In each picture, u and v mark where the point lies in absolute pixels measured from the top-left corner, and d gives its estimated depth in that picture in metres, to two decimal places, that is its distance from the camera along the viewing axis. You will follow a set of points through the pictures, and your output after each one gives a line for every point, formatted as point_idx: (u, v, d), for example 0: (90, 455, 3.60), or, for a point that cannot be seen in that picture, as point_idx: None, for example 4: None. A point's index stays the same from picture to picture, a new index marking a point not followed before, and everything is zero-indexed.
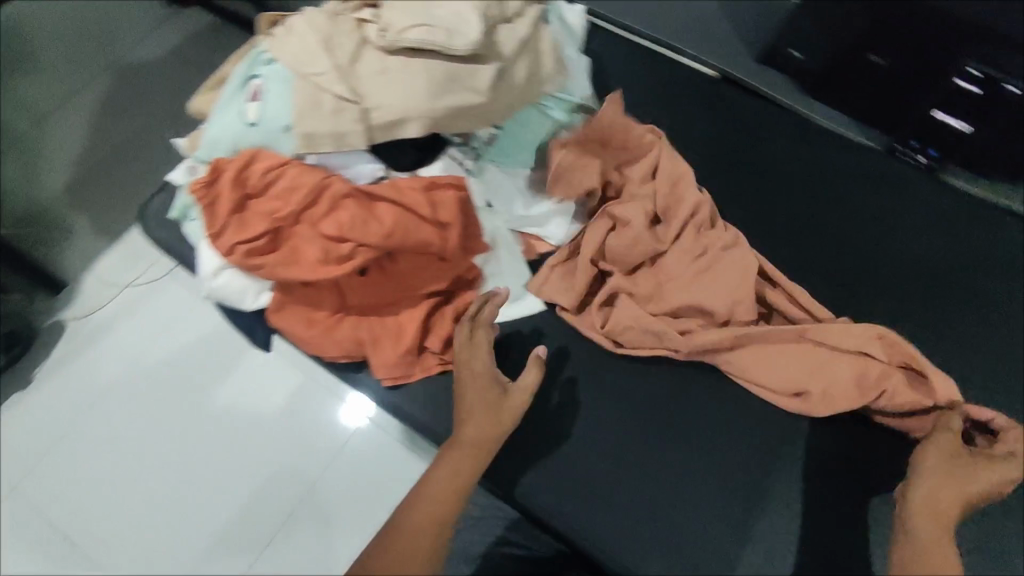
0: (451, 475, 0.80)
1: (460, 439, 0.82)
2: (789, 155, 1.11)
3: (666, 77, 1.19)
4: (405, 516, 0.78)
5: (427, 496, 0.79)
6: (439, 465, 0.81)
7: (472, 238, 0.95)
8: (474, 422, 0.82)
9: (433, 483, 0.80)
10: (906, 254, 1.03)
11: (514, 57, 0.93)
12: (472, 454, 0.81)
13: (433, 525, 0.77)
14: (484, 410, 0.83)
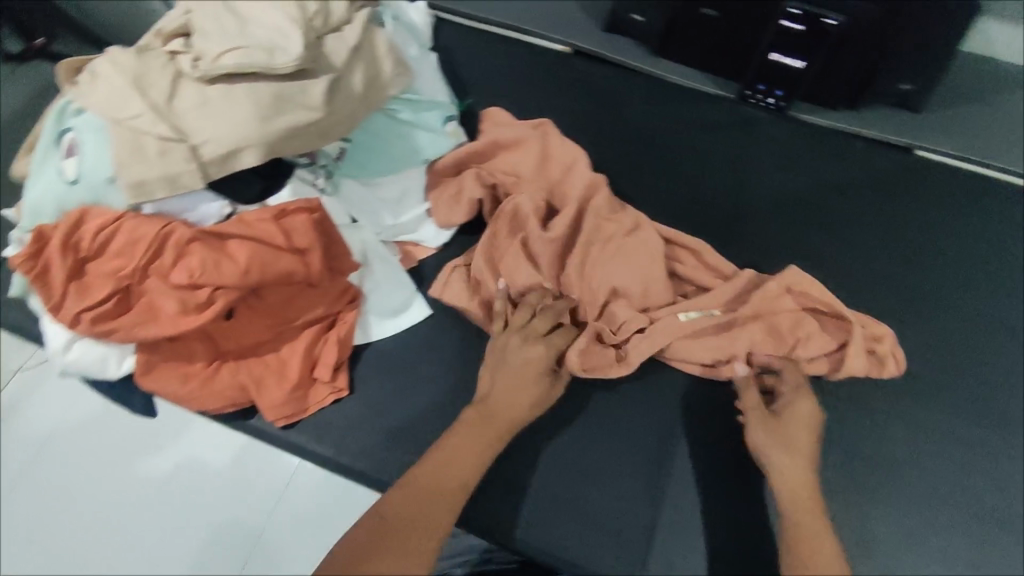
0: (474, 442, 0.80)
1: (487, 408, 0.83)
2: (648, 120, 1.13)
3: (519, 65, 1.18)
4: (422, 472, 0.76)
5: (447, 455, 0.78)
6: (462, 429, 0.81)
7: (341, 259, 0.91)
8: (510, 400, 0.83)
9: (452, 444, 0.79)
10: (770, 196, 1.06)
11: (347, 67, 0.89)
12: (497, 425, 0.82)
13: (454, 482, 0.76)
14: (521, 391, 0.85)
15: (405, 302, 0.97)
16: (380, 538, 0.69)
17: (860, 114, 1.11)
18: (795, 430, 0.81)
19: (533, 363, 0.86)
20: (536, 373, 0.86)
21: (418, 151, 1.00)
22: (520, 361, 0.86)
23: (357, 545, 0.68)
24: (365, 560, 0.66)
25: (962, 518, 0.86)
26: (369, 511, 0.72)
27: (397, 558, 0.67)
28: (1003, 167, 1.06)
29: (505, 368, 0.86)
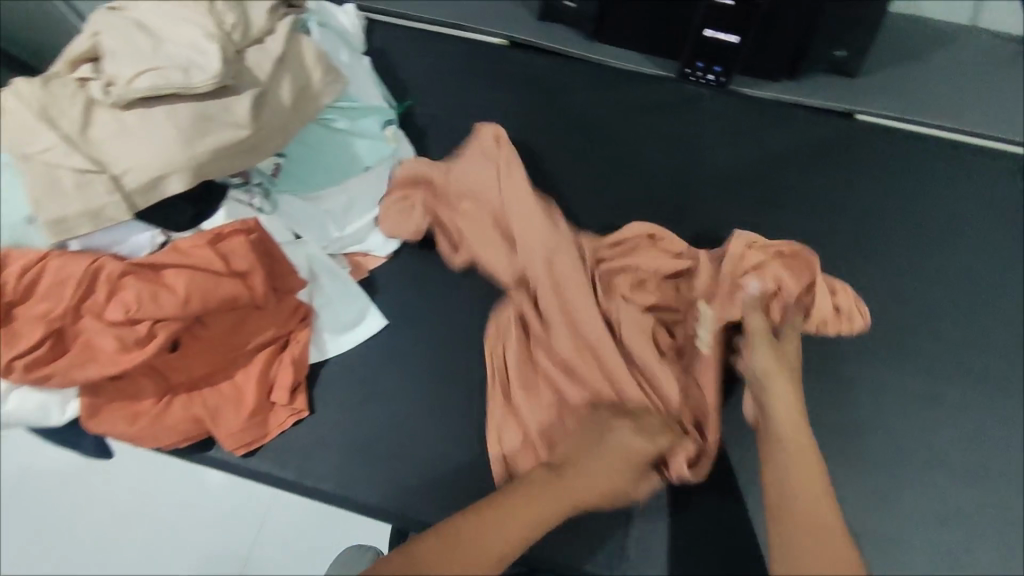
0: (536, 507, 0.75)
1: (562, 479, 0.79)
2: (591, 107, 1.12)
3: (456, 62, 1.16)
4: (475, 524, 0.70)
5: (502, 510, 0.73)
6: (527, 492, 0.76)
7: (287, 279, 0.88)
8: (585, 480, 0.80)
9: (512, 504, 0.74)
10: (718, 173, 1.06)
11: (273, 79, 0.86)
12: (562, 498, 0.77)
13: (503, 542, 0.70)
14: (608, 477, 0.81)
15: (359, 314, 0.95)
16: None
17: (799, 83, 1.11)
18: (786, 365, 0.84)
19: (630, 451, 0.82)
20: (629, 461, 0.82)
21: (359, 159, 0.97)
22: (615, 442, 0.82)
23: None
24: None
25: (930, 474, 0.87)
26: (412, 545, 0.65)
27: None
28: (943, 123, 1.07)
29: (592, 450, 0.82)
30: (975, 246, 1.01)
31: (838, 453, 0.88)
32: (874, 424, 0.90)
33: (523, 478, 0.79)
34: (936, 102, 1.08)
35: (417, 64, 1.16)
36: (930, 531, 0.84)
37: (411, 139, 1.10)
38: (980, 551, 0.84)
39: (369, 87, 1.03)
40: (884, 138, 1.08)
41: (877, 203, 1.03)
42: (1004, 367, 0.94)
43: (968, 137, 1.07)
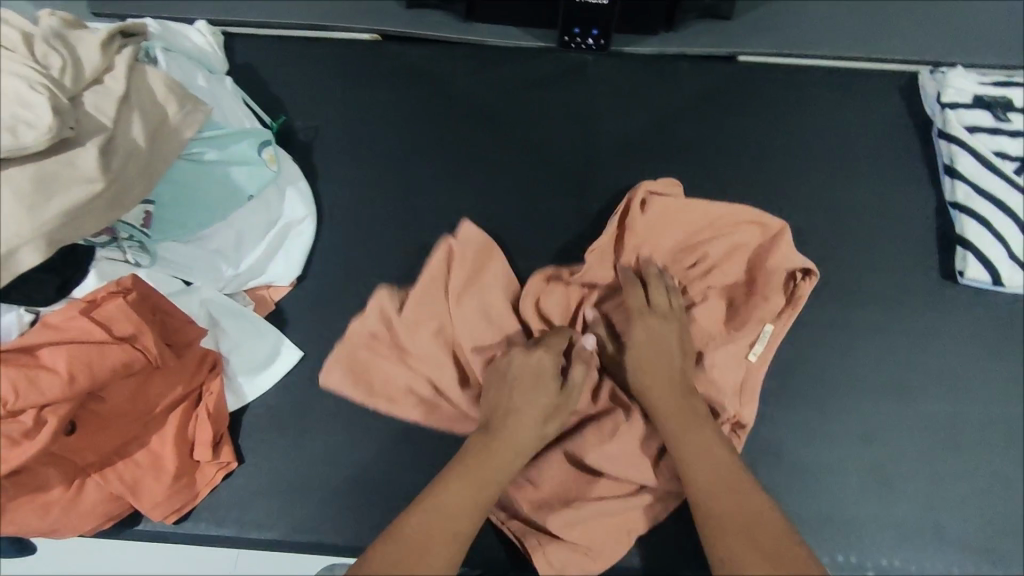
0: (482, 480, 0.75)
1: (497, 440, 0.78)
2: (477, 92, 1.08)
3: (327, 66, 1.10)
4: (432, 512, 0.71)
5: (450, 490, 0.73)
6: (469, 474, 0.75)
7: (183, 332, 0.83)
8: (519, 433, 0.79)
9: (464, 482, 0.74)
10: (615, 138, 1.04)
11: (120, 122, 0.79)
12: (506, 460, 0.78)
13: (459, 524, 0.71)
14: (535, 405, 0.80)
15: (273, 350, 0.91)
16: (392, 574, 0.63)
17: (678, 33, 1.10)
18: (666, 347, 0.83)
19: (542, 372, 0.82)
20: (549, 391, 0.81)
21: (239, 189, 0.91)
22: (527, 387, 0.81)
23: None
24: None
25: (859, 399, 0.89)
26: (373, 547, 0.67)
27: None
28: (821, 52, 1.08)
29: (514, 404, 0.80)
30: (873, 167, 1.02)
31: (771, 394, 0.89)
32: (798, 358, 0.91)
33: (461, 451, 0.78)
34: (809, 30, 1.09)
35: (286, 74, 1.10)
36: (865, 453, 0.87)
37: (296, 155, 1.04)
38: (911, 457, 0.87)
39: (234, 111, 0.97)
40: (765, 73, 1.08)
41: (769, 137, 1.04)
42: (916, 282, 0.95)
43: (844, 57, 1.08)
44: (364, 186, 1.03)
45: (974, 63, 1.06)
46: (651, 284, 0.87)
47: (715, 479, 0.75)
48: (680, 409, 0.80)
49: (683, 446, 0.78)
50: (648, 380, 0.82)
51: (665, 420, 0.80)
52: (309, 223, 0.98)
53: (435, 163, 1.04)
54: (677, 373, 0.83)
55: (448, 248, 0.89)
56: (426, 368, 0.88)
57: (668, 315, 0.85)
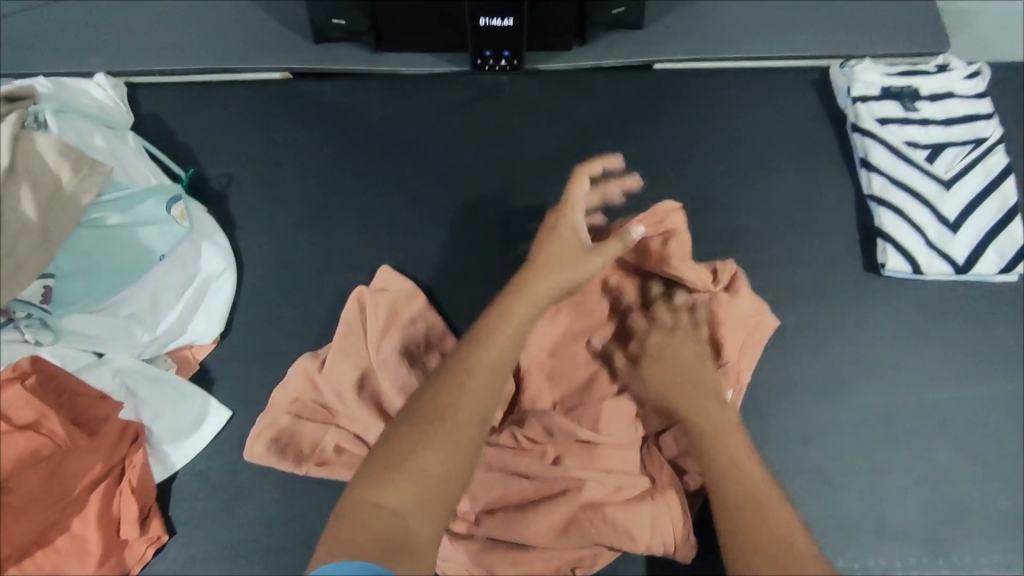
0: (513, 318, 0.76)
1: (523, 282, 0.79)
2: (393, 124, 1.06)
3: (237, 109, 1.07)
4: (467, 355, 0.72)
5: (489, 336, 0.74)
6: (501, 313, 0.76)
7: (97, 407, 0.80)
8: (551, 275, 0.80)
9: (493, 322, 0.76)
10: (537, 159, 1.03)
11: (7, 197, 0.75)
12: (536, 298, 0.78)
13: (495, 360, 0.73)
14: (565, 256, 0.82)
15: (200, 412, 0.87)
16: (421, 430, 0.66)
17: (592, 47, 1.09)
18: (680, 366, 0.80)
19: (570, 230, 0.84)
20: (575, 243, 0.83)
21: (149, 250, 0.88)
22: (552, 238, 0.84)
23: (401, 438, 0.65)
24: (407, 455, 0.64)
25: (796, 402, 0.89)
26: (406, 404, 0.69)
27: (443, 452, 0.65)
28: (734, 53, 1.08)
29: (536, 257, 0.82)
30: (793, 165, 1.02)
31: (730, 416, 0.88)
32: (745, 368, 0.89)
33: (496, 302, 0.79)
34: (722, 31, 1.09)
35: (195, 121, 1.06)
36: (804, 456, 0.87)
37: (211, 206, 1.01)
38: (849, 456, 0.87)
39: (138, 168, 0.94)
40: (682, 79, 1.07)
41: (689, 144, 1.03)
42: (842, 277, 0.95)
43: (757, 55, 1.08)
44: (283, 231, 1.00)
45: (883, 52, 1.07)
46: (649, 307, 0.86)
47: (735, 467, 0.72)
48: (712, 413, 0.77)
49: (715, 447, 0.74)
50: (678, 394, 0.79)
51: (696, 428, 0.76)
52: (229, 275, 0.95)
53: (355, 201, 1.01)
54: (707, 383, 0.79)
55: (361, 299, 0.91)
56: (354, 426, 0.88)
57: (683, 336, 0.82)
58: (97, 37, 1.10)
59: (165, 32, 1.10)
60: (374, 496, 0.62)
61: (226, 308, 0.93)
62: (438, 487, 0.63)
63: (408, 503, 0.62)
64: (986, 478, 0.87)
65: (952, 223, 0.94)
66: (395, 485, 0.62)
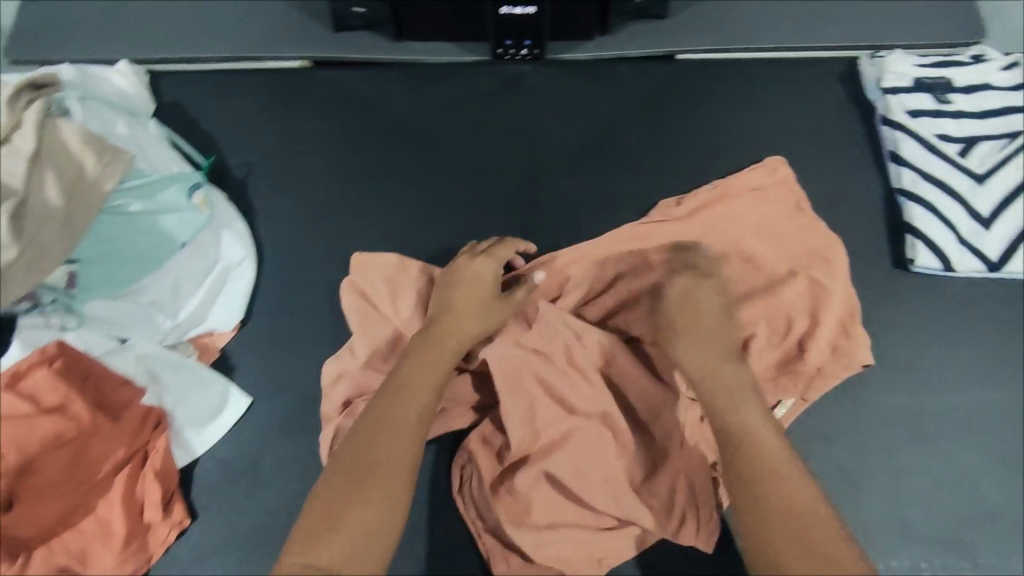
0: (431, 363, 0.79)
1: (436, 334, 0.81)
2: (414, 113, 1.05)
3: (259, 98, 1.07)
4: (384, 404, 0.75)
5: (405, 380, 0.77)
6: (416, 357, 0.79)
7: (120, 392, 0.81)
8: (458, 322, 0.82)
9: (410, 369, 0.78)
10: (558, 150, 1.02)
11: (32, 181, 0.77)
12: (450, 346, 0.81)
13: (416, 407, 0.75)
14: (473, 304, 0.84)
15: (221, 398, 0.88)
16: (347, 486, 0.68)
17: (614, 37, 1.08)
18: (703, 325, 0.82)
19: (484, 278, 0.86)
20: (486, 291, 0.85)
21: (170, 237, 0.89)
22: (466, 286, 0.85)
23: (333, 492, 0.68)
24: (337, 512, 0.66)
25: (820, 400, 0.88)
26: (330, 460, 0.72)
27: (372, 503, 0.67)
28: (759, 44, 1.06)
29: (449, 300, 0.84)
30: (819, 158, 1.00)
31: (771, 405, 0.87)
32: (768, 364, 0.87)
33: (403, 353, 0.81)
34: (747, 23, 1.07)
35: (216, 110, 1.07)
36: (826, 454, 0.86)
37: (232, 194, 1.02)
38: (875, 455, 0.86)
39: (161, 155, 0.94)
40: (705, 71, 1.06)
41: (713, 136, 1.02)
42: (870, 273, 0.93)
43: (782, 47, 1.06)
44: (304, 221, 1.00)
45: (914, 44, 1.04)
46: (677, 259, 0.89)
47: (750, 434, 0.73)
48: (727, 368, 0.79)
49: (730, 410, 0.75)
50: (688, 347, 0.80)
51: (712, 392, 0.77)
52: (249, 263, 0.95)
53: (375, 191, 1.01)
54: (727, 332, 0.82)
55: (357, 291, 0.91)
56: None
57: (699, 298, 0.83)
58: (120, 26, 1.10)
59: (190, 22, 1.11)
60: (308, 558, 0.63)
61: (247, 295, 0.94)
62: (373, 537, 0.66)
63: (345, 561, 0.63)
64: (1016, 480, 0.85)
65: (985, 219, 0.92)
66: (327, 544, 0.64)
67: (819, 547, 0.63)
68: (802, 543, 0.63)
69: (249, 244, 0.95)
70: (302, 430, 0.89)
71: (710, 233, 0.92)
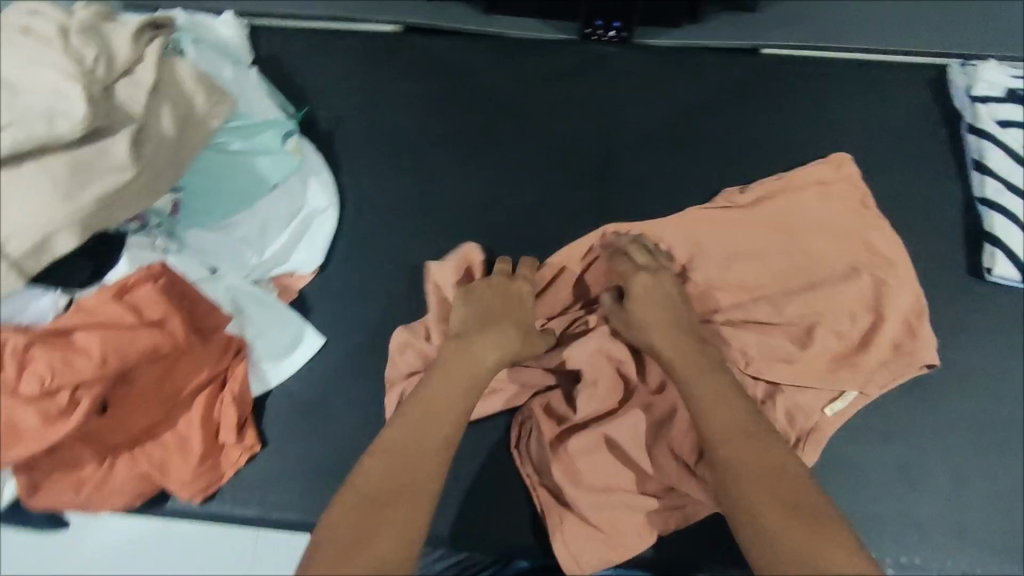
0: (453, 385, 0.76)
1: (465, 352, 0.79)
2: (498, 85, 1.08)
3: (350, 58, 1.11)
4: (406, 427, 0.70)
5: (428, 401, 0.73)
6: (441, 376, 0.76)
7: (211, 315, 0.86)
8: (492, 334, 0.81)
9: (431, 392, 0.74)
10: (637, 132, 1.04)
11: (150, 110, 0.81)
12: (476, 368, 0.78)
13: (438, 437, 0.70)
14: (505, 323, 0.83)
15: (297, 335, 0.93)
16: (365, 515, 0.61)
17: (701, 26, 1.10)
18: (672, 314, 0.84)
19: (520, 300, 0.88)
20: (523, 315, 0.86)
21: (263, 178, 0.92)
22: (502, 305, 0.86)
23: (347, 524, 0.61)
24: (356, 544, 0.59)
25: (885, 396, 0.89)
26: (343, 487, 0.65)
27: (394, 534, 0.60)
28: (845, 44, 1.07)
29: (480, 321, 0.83)
30: (898, 162, 1.00)
31: (831, 398, 0.87)
32: (834, 356, 0.88)
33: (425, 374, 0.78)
34: (836, 22, 1.08)
35: (308, 66, 1.11)
36: (885, 451, 0.87)
37: (319, 147, 1.06)
38: (936, 455, 0.87)
39: (259, 99, 0.97)
40: (790, 66, 1.06)
41: (793, 131, 1.03)
42: (942, 278, 0.94)
43: (869, 49, 1.06)
44: (387, 178, 1.04)
45: (1004, 57, 1.04)
46: (629, 249, 0.90)
47: (783, 469, 0.67)
48: (690, 354, 0.81)
49: (698, 394, 0.76)
50: (664, 336, 0.82)
51: (682, 381, 0.78)
52: (332, 212, 0.99)
53: (456, 155, 1.05)
54: (679, 320, 0.84)
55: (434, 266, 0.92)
56: None
57: (659, 287, 0.86)
58: None
59: None
60: None
61: (326, 240, 0.98)
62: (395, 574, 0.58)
63: None
64: None
65: None
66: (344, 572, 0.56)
67: (800, 511, 0.63)
68: (783, 513, 0.63)
69: (332, 194, 0.99)
70: (374, 374, 0.93)
71: (783, 223, 0.94)
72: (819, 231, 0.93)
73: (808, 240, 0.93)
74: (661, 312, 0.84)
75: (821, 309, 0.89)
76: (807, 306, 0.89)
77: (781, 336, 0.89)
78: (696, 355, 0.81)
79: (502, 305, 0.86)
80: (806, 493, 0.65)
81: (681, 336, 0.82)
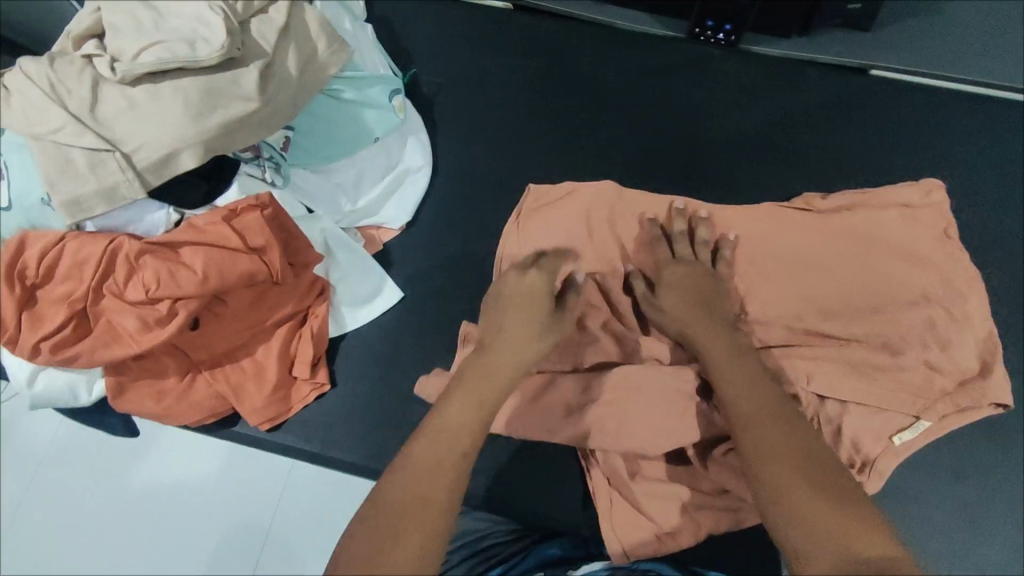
0: (441, 449, 0.65)
1: (476, 373, 0.75)
2: (600, 72, 1.09)
3: (457, 27, 1.13)
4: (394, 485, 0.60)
5: (412, 463, 0.62)
6: (426, 436, 0.66)
7: (303, 253, 0.88)
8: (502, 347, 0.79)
9: (416, 457, 0.63)
10: (733, 135, 1.04)
11: (279, 48, 0.84)
12: (484, 390, 0.73)
13: (430, 511, 0.58)
14: (521, 324, 0.81)
15: (377, 285, 0.96)
16: None
17: (811, 39, 1.08)
18: (704, 296, 0.84)
19: (535, 291, 0.84)
20: (540, 311, 0.82)
21: (368, 130, 0.95)
22: (515, 301, 0.83)
23: None
24: None
25: (953, 436, 0.90)
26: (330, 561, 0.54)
27: None
28: (960, 73, 1.04)
29: (491, 332, 0.81)
30: (995, 200, 1.00)
31: (908, 424, 0.86)
32: (914, 385, 0.86)
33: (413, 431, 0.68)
34: (954, 51, 1.05)
35: (417, 31, 1.13)
36: (952, 489, 0.87)
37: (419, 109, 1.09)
38: (998, 497, 0.87)
39: (372, 55, 1.00)
40: (897, 90, 1.05)
41: (893, 154, 1.02)
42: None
43: (985, 81, 1.04)
44: (482, 146, 1.06)
45: None
46: (674, 239, 0.91)
47: (804, 452, 0.65)
48: (721, 337, 0.80)
49: (727, 380, 0.75)
50: (695, 322, 0.82)
51: (711, 367, 0.78)
52: (426, 172, 1.02)
53: (552, 133, 1.06)
54: (712, 307, 0.83)
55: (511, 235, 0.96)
56: None
57: (692, 276, 0.86)
58: None
59: None
60: None
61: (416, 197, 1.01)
62: None
63: None
64: None
65: None
66: None
67: (829, 490, 0.60)
68: (812, 489, 0.60)
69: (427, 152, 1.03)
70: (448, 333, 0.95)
71: (877, 244, 0.92)
72: (914, 256, 0.92)
73: (901, 263, 0.91)
74: (688, 293, 0.84)
75: (903, 333, 0.88)
76: (891, 329, 0.88)
77: (860, 355, 0.87)
78: (719, 334, 0.81)
79: (514, 311, 0.82)
80: (832, 475, 0.62)
81: (708, 323, 0.82)
